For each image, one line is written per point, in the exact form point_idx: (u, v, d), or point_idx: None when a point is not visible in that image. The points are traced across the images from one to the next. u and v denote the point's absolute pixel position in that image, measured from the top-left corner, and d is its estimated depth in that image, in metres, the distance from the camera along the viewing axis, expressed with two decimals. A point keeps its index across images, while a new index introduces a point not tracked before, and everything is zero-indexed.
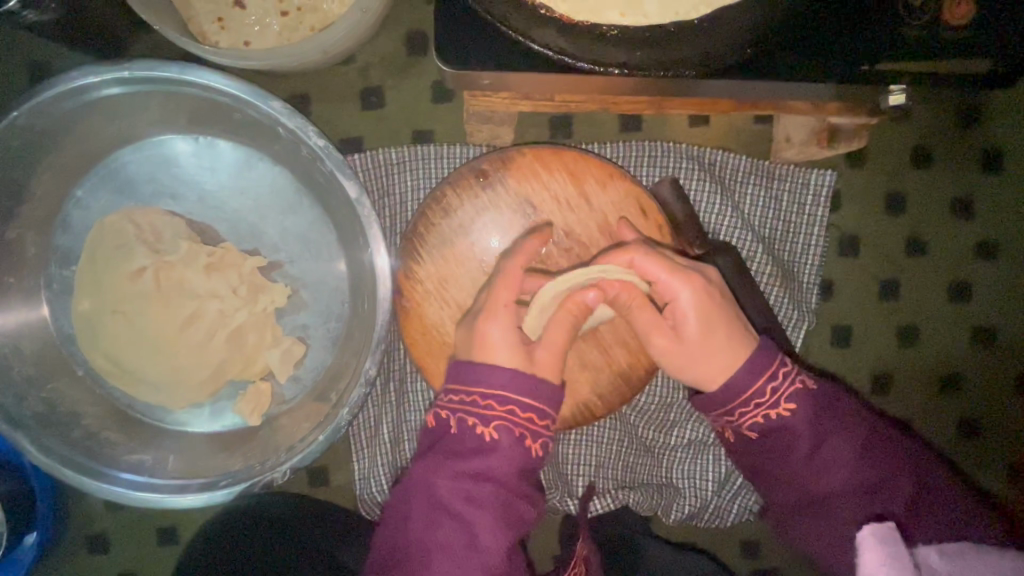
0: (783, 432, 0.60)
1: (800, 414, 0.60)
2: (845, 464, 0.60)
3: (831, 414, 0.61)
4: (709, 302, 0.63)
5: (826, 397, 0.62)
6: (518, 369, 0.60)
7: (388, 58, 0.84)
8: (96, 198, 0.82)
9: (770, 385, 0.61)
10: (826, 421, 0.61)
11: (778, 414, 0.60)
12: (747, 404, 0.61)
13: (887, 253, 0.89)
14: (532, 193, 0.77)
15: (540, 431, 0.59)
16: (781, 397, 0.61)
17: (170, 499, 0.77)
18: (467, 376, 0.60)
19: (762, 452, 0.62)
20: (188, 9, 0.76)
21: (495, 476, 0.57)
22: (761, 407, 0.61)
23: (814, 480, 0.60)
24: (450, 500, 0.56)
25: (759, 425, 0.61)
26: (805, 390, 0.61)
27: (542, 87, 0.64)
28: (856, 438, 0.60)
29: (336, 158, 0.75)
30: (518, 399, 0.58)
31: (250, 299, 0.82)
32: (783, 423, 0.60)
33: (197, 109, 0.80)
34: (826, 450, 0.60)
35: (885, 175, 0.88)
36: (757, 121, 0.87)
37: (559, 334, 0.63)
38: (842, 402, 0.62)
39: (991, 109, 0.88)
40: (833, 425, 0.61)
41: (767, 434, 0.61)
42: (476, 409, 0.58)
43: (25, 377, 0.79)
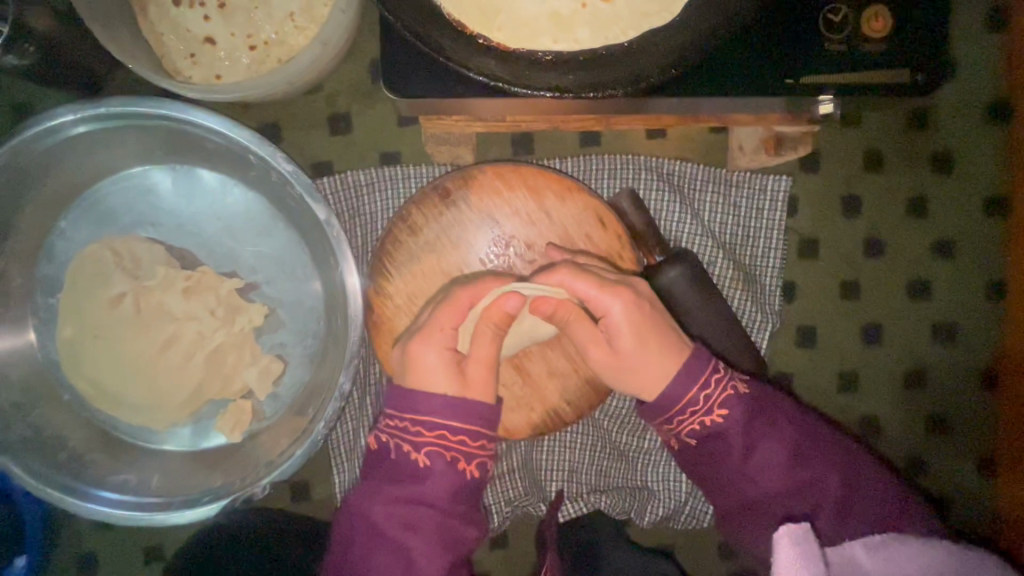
0: (718, 438, 0.66)
1: (732, 421, 0.65)
2: (774, 467, 0.65)
3: (761, 419, 0.66)
4: (640, 313, 0.67)
5: (757, 401, 0.67)
6: (451, 392, 0.64)
7: (355, 85, 0.88)
8: (79, 229, 0.86)
9: (702, 394, 0.66)
10: (756, 427, 0.66)
11: (713, 421, 0.66)
12: (683, 412, 0.66)
13: (846, 253, 0.92)
14: (494, 208, 0.80)
15: (472, 453, 0.65)
16: (713, 405, 0.66)
17: (152, 517, 0.79)
18: (402, 403, 0.65)
19: (701, 456, 0.67)
20: (161, 47, 0.80)
21: (427, 501, 0.63)
22: (697, 415, 0.66)
23: (748, 483, 0.66)
24: (388, 520, 0.63)
25: (697, 433, 0.66)
26: (737, 396, 0.66)
27: (492, 110, 0.67)
28: (784, 441, 0.66)
29: (305, 182, 0.78)
30: (448, 424, 0.64)
31: (227, 320, 0.85)
32: (717, 429, 0.66)
33: (173, 140, 0.84)
34: (757, 454, 0.65)
35: (840, 178, 0.91)
36: (712, 131, 0.90)
37: (484, 349, 0.66)
38: (774, 405, 0.68)
39: (938, 111, 0.90)
40: (764, 427, 0.66)
41: (705, 441, 0.66)
42: (408, 435, 0.64)
43: (12, 403, 0.82)
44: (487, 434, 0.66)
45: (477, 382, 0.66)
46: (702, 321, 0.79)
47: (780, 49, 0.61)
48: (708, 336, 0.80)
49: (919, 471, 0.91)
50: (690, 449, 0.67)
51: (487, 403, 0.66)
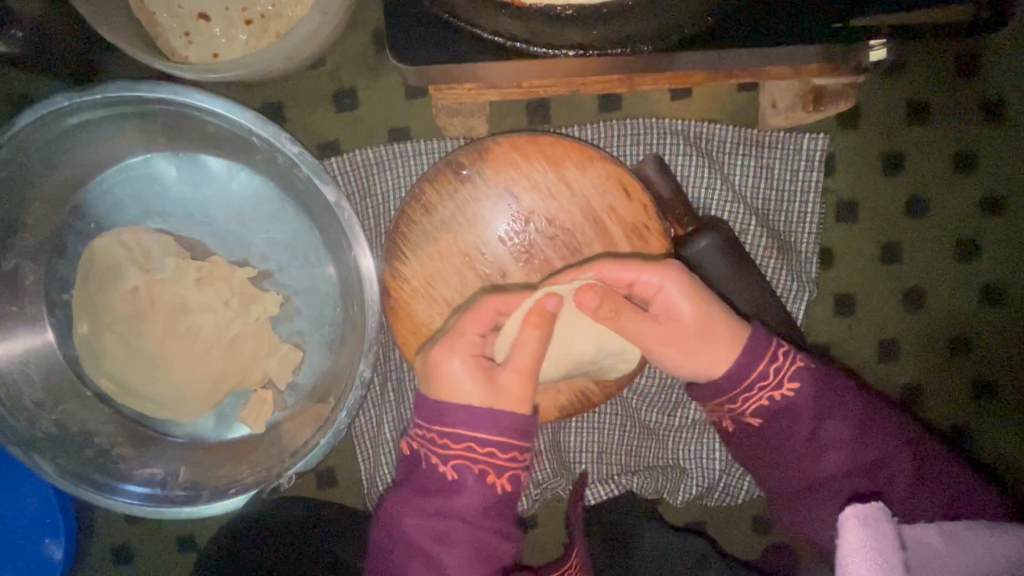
0: (786, 412, 0.62)
1: (802, 394, 0.62)
2: (844, 444, 0.62)
3: (833, 392, 0.63)
4: (692, 285, 0.65)
5: (825, 375, 0.64)
6: (479, 403, 0.61)
7: (358, 57, 0.83)
8: (87, 221, 0.84)
9: (773, 366, 0.63)
10: (826, 401, 0.63)
11: (779, 396, 0.62)
12: (748, 389, 0.63)
13: (888, 215, 0.86)
14: (511, 183, 0.76)
15: (503, 465, 0.61)
16: (782, 379, 0.63)
17: (182, 509, 0.80)
18: (435, 409, 0.62)
19: (764, 435, 0.64)
20: (154, 25, 0.76)
21: (457, 512, 0.61)
22: (763, 389, 0.63)
23: (818, 459, 0.62)
24: (420, 528, 0.61)
25: (762, 409, 0.63)
26: (804, 370, 0.63)
27: (505, 74, 0.62)
28: (854, 417, 0.62)
29: (312, 163, 0.75)
30: (476, 436, 0.60)
31: (243, 310, 0.83)
32: (785, 405, 0.62)
33: (174, 126, 0.81)
34: (828, 429, 0.62)
35: (883, 133, 0.84)
36: (741, 88, 0.84)
37: (522, 360, 0.63)
38: (841, 381, 0.64)
39: (989, 55, 0.83)
40: (833, 402, 0.63)
41: (771, 417, 0.63)
42: (434, 441, 0.62)
43: (36, 402, 0.81)
44: (519, 446, 0.62)
45: (511, 391, 0.62)
46: (736, 293, 0.75)
47: None
48: (742, 309, 0.76)
49: (968, 440, 0.87)
50: (751, 427, 0.64)
51: (521, 415, 0.62)
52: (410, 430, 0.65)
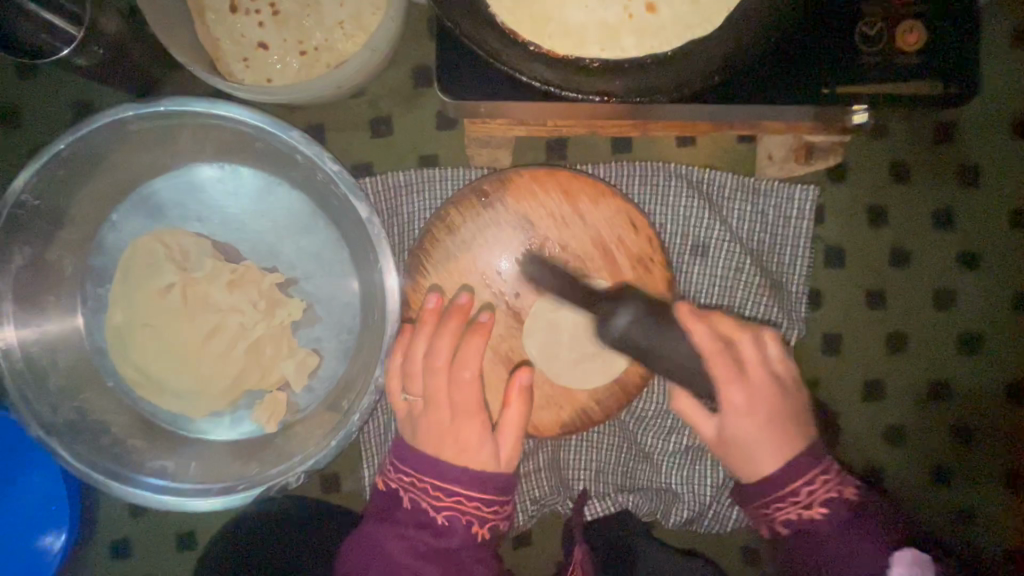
0: (817, 528, 0.65)
1: (831, 518, 0.65)
2: (878, 572, 0.62)
3: (864, 522, 0.64)
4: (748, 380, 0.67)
5: (860, 503, 0.66)
6: (471, 466, 0.75)
7: (396, 89, 0.91)
8: (129, 221, 0.90)
9: (808, 486, 0.66)
10: (857, 525, 0.64)
11: (811, 515, 0.66)
12: (784, 500, 0.67)
13: (873, 263, 0.93)
14: (530, 211, 0.83)
15: (485, 516, 0.75)
16: (815, 499, 0.66)
17: (191, 502, 0.83)
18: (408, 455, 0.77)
19: (793, 551, 0.67)
20: (217, 50, 0.84)
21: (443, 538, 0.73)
22: (797, 506, 0.66)
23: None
24: (410, 550, 0.72)
25: (791, 522, 0.67)
26: (841, 498, 0.66)
27: (534, 113, 0.69)
28: (886, 550, 0.63)
29: (349, 181, 0.82)
30: (464, 488, 0.74)
31: (268, 313, 0.87)
32: (814, 525, 0.65)
33: (223, 140, 0.88)
34: (858, 555, 0.63)
35: (868, 190, 0.92)
36: (741, 141, 0.92)
37: (511, 430, 0.77)
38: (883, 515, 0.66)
39: (965, 124, 0.92)
40: (865, 529, 0.64)
41: (797, 533, 0.66)
42: (414, 482, 0.75)
43: (61, 386, 0.86)
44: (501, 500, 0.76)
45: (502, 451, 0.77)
46: None
47: (819, 58, 0.63)
48: None
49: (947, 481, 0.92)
50: (777, 535, 0.68)
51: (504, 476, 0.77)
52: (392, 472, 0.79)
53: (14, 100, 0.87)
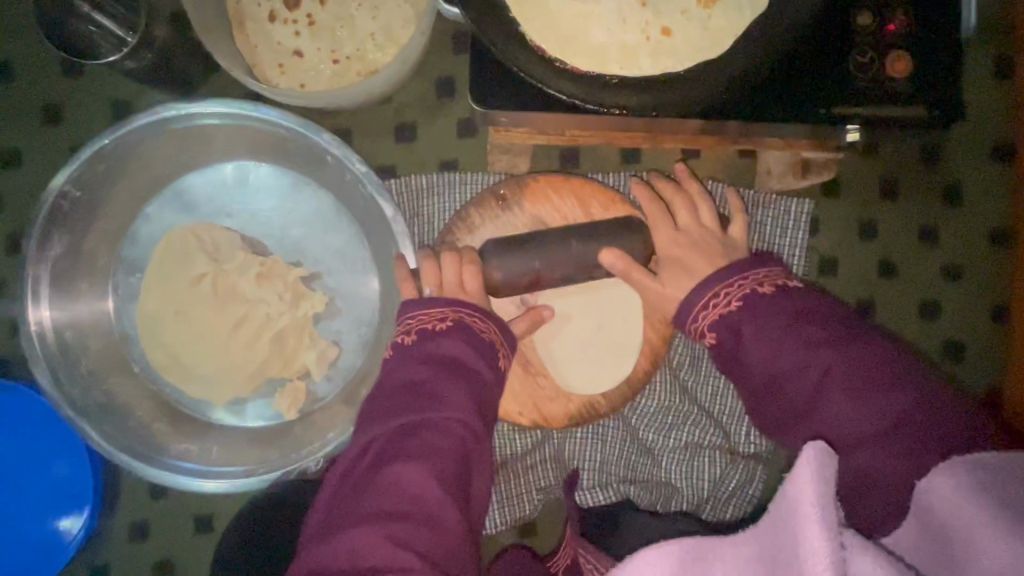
0: (771, 304, 0.63)
1: (746, 306, 0.64)
2: (791, 348, 0.61)
3: (750, 323, 0.63)
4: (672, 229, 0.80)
5: (802, 307, 0.63)
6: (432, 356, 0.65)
7: (421, 97, 0.97)
8: (161, 214, 0.94)
9: (727, 287, 0.66)
10: (808, 318, 0.62)
11: (729, 312, 0.65)
12: (704, 304, 0.67)
13: (863, 272, 0.99)
14: (544, 214, 0.88)
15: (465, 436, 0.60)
16: (735, 300, 0.65)
17: (214, 484, 0.87)
18: (462, 321, 0.69)
19: (720, 352, 0.67)
20: (254, 56, 0.89)
21: (454, 406, 0.59)
22: (738, 290, 0.65)
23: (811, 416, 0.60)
24: (413, 381, 0.62)
25: (715, 325, 0.66)
26: (755, 292, 0.65)
27: (554, 123, 0.75)
28: (802, 333, 0.61)
29: (375, 182, 0.87)
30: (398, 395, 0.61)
31: (293, 305, 0.92)
32: (734, 317, 0.64)
33: (255, 142, 0.93)
34: (762, 340, 0.62)
35: (859, 203, 0.99)
36: (743, 156, 0.98)
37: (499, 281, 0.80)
38: (818, 302, 0.64)
39: (950, 144, 0.98)
40: (769, 323, 0.62)
41: (723, 332, 0.65)
42: (443, 325, 0.68)
43: (91, 369, 0.90)
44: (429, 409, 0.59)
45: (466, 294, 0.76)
46: None
47: (816, 82, 0.68)
48: None
49: None
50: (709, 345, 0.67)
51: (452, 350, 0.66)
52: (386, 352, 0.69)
53: (60, 97, 0.93)
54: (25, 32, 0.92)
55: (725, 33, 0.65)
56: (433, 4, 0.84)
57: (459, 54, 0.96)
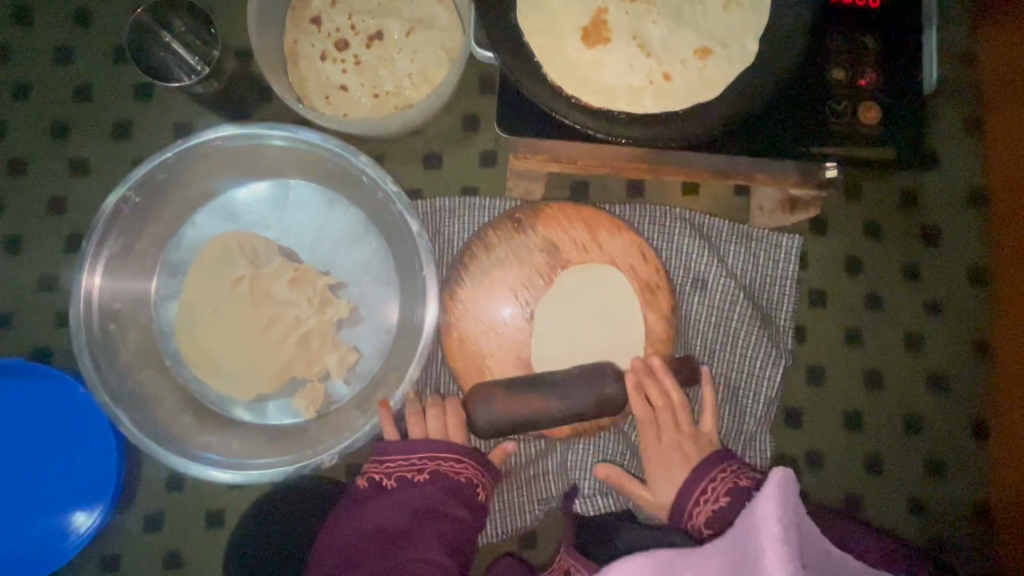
0: (747, 496, 0.80)
1: (739, 490, 0.80)
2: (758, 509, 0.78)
3: (765, 508, 0.79)
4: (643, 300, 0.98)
5: (760, 498, 0.80)
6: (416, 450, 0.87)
7: (449, 131, 1.08)
8: (206, 222, 1.03)
9: (710, 484, 0.83)
10: (758, 498, 0.80)
11: (704, 514, 0.81)
12: (696, 503, 0.82)
13: (851, 306, 1.06)
14: (556, 236, 0.97)
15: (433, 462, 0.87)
16: (720, 495, 0.81)
17: (231, 474, 0.92)
18: (439, 445, 0.87)
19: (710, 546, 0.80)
20: (304, 88, 1.01)
21: (440, 456, 0.87)
22: (703, 501, 0.81)
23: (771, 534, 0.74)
24: (415, 496, 0.85)
25: (709, 520, 0.80)
26: (739, 488, 0.81)
27: (568, 152, 0.85)
28: (768, 528, 0.78)
29: (405, 201, 0.97)
30: (405, 466, 0.87)
31: (320, 310, 0.99)
32: (720, 517, 0.79)
33: (298, 163, 1.03)
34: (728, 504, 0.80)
35: (846, 242, 1.07)
36: (738, 194, 1.07)
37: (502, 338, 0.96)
38: (768, 492, 0.81)
39: (928, 192, 1.07)
40: (767, 512, 0.78)
41: (716, 526, 0.79)
42: (422, 475, 0.86)
43: (128, 360, 0.97)
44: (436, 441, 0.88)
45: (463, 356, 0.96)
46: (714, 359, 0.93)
47: (798, 125, 0.78)
48: None
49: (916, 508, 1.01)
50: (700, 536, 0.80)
51: (442, 445, 0.87)
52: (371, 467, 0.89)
53: (130, 117, 1.05)
54: (106, 61, 1.05)
55: (717, 82, 0.75)
56: (465, 50, 0.96)
57: (485, 95, 1.08)
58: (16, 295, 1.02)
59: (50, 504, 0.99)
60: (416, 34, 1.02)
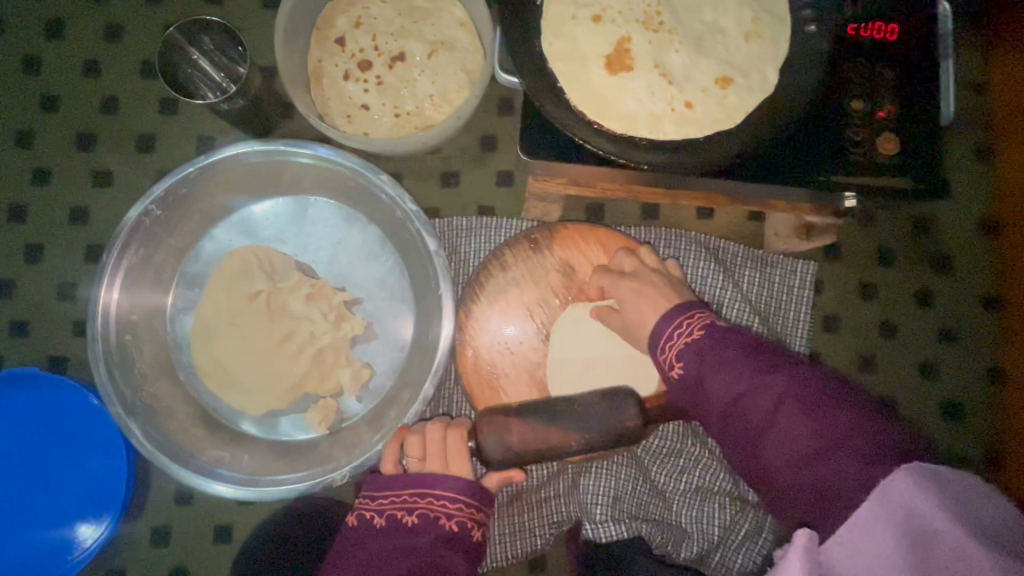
0: (722, 343, 0.71)
1: (707, 335, 0.72)
2: (739, 386, 0.68)
3: (711, 357, 0.70)
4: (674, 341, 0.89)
5: (719, 340, 0.71)
6: (409, 482, 0.82)
7: (467, 151, 1.09)
8: (225, 236, 1.04)
9: (680, 324, 0.75)
10: (748, 355, 0.69)
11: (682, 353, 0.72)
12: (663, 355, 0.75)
13: (865, 332, 1.06)
14: (571, 257, 0.97)
15: (425, 500, 0.81)
16: (687, 334, 0.73)
17: (242, 490, 0.91)
18: (434, 482, 0.82)
19: (685, 385, 0.72)
20: (327, 108, 1.03)
21: (432, 496, 0.81)
22: (678, 336, 0.74)
23: (741, 407, 0.67)
24: (405, 538, 0.78)
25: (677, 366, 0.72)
26: (710, 331, 0.73)
27: (588, 176, 0.86)
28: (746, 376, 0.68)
29: (423, 219, 0.97)
30: (394, 502, 0.81)
31: (335, 325, 1.00)
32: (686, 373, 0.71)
33: (317, 179, 1.04)
34: (711, 378, 0.69)
35: (860, 268, 1.07)
36: (751, 219, 1.08)
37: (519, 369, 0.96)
38: (734, 343, 0.71)
39: (942, 220, 1.07)
40: (731, 363, 0.69)
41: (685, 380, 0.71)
42: (411, 516, 0.80)
43: (143, 372, 0.97)
44: (428, 478, 0.82)
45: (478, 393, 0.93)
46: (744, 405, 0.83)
47: (816, 156, 0.79)
48: None
49: None
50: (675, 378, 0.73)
51: (441, 481, 0.82)
52: (362, 503, 0.84)
53: (154, 131, 1.06)
54: (133, 76, 1.07)
55: (738, 110, 0.76)
56: (487, 73, 0.98)
57: (503, 116, 1.10)
58: (35, 304, 1.03)
59: (58, 515, 0.98)
60: (438, 56, 1.04)
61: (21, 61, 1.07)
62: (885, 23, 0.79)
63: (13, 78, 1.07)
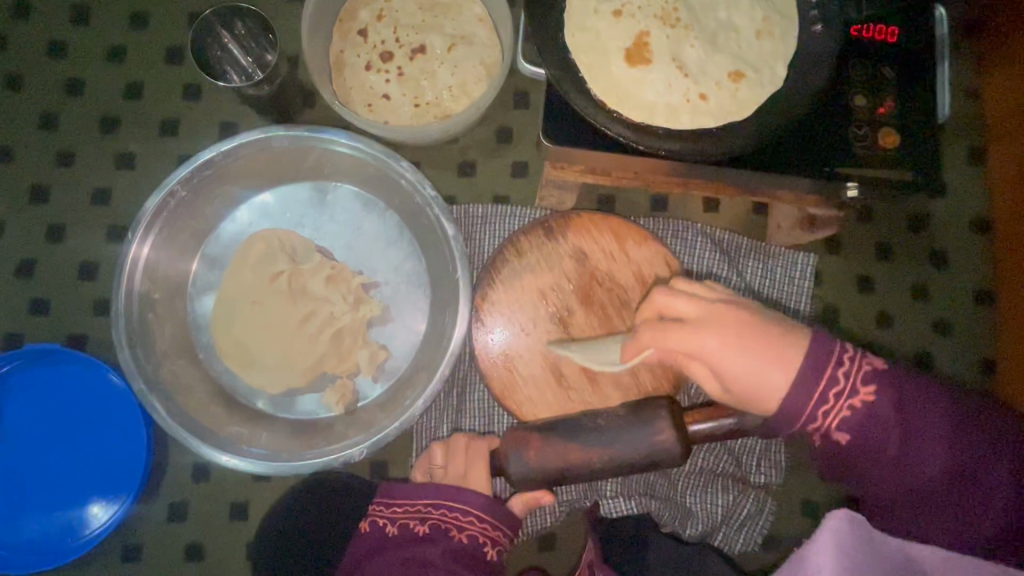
0: (904, 394, 0.69)
1: (884, 387, 0.69)
2: (928, 443, 0.69)
3: (898, 412, 0.69)
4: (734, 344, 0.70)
5: (896, 388, 0.70)
6: (430, 495, 0.85)
7: (482, 142, 1.13)
8: (245, 219, 1.07)
9: (841, 370, 0.69)
10: (910, 404, 0.69)
11: (859, 403, 0.68)
12: (823, 402, 0.69)
13: (863, 323, 1.11)
14: (585, 244, 1.01)
15: (442, 514, 0.84)
16: (856, 384, 0.69)
17: (260, 465, 0.92)
18: (452, 495, 0.84)
19: (854, 444, 0.70)
20: (348, 97, 1.06)
21: (446, 508, 0.84)
22: (843, 399, 0.69)
23: (903, 468, 0.70)
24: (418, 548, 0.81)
25: (843, 419, 0.69)
26: (877, 376, 0.70)
27: (603, 164, 0.89)
28: (928, 428, 0.69)
29: (442, 205, 1.00)
30: (410, 512, 0.85)
31: (353, 308, 1.02)
32: (867, 421, 0.69)
33: (337, 166, 1.07)
34: (908, 437, 0.69)
35: (859, 261, 1.12)
36: (755, 212, 1.14)
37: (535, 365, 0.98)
38: (911, 388, 0.70)
39: (936, 217, 1.13)
40: (911, 416, 0.69)
41: (857, 433, 0.69)
42: (425, 525, 0.83)
43: (163, 350, 0.99)
44: (445, 492, 0.85)
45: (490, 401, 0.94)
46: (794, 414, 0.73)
47: (821, 148, 0.84)
48: None
49: None
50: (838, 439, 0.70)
51: (461, 496, 0.84)
52: (376, 509, 0.87)
53: (178, 116, 1.09)
54: (157, 62, 1.10)
55: (748, 103, 0.81)
56: (506, 67, 1.02)
57: (519, 110, 1.13)
58: (56, 282, 1.05)
59: (74, 490, 0.99)
60: (457, 49, 1.08)
61: (47, 44, 1.09)
62: (882, 27, 0.86)
63: (39, 61, 1.09)
